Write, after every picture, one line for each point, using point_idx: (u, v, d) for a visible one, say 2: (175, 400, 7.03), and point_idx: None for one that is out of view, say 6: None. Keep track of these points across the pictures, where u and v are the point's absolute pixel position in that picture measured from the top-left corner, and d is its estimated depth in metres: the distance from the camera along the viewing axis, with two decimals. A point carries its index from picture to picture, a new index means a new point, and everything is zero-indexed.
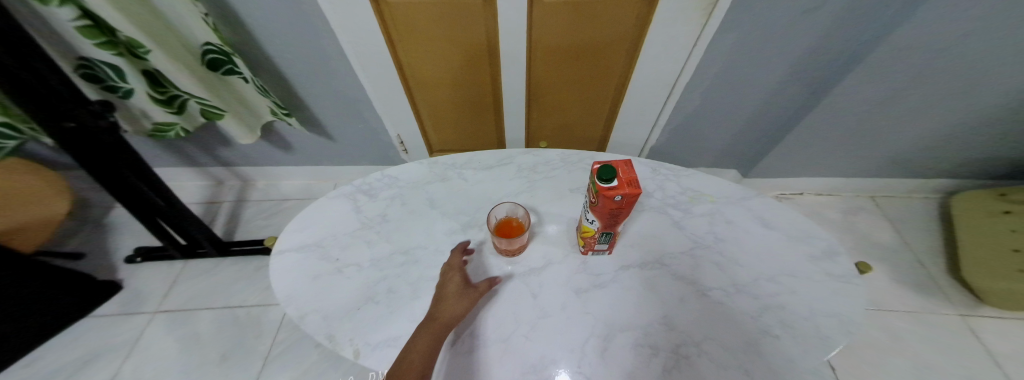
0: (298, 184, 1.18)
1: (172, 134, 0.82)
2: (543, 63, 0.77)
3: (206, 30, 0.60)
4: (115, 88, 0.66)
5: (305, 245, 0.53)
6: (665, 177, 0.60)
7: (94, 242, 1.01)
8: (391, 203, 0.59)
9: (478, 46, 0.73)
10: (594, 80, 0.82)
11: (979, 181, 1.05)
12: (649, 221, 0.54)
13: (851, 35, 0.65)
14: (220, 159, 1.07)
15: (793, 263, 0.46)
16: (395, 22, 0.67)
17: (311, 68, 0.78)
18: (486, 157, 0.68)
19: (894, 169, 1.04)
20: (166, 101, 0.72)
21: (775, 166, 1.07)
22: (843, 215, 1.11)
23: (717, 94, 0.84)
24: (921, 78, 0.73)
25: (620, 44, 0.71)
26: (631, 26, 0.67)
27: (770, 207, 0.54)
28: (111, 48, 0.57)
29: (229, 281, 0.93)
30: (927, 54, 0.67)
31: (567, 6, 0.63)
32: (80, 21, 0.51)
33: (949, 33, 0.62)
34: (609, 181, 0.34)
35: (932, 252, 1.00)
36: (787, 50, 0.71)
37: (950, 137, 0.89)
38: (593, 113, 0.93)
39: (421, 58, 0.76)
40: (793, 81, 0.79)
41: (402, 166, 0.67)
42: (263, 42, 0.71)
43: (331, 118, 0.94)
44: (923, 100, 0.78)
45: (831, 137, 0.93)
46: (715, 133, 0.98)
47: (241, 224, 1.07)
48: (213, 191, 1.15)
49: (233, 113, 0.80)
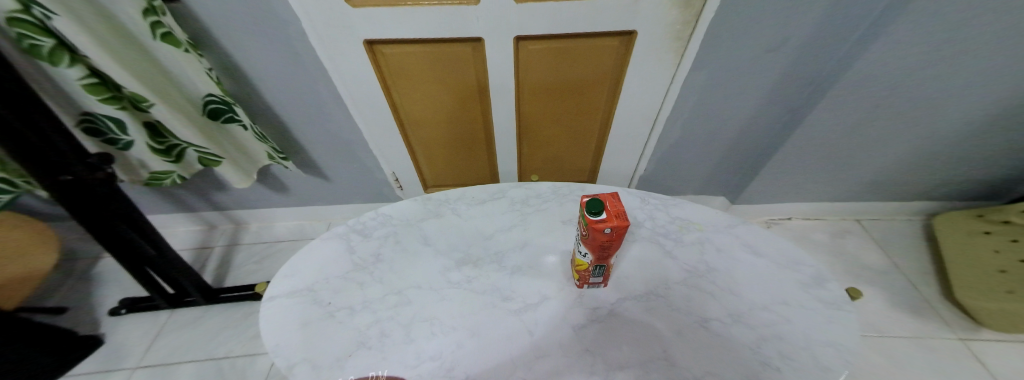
0: (292, 225, 1.17)
1: (167, 181, 0.82)
2: (531, 101, 0.82)
3: (209, 82, 0.64)
4: (115, 141, 0.68)
5: (296, 290, 0.52)
6: (654, 207, 0.62)
7: (77, 295, 0.97)
8: (385, 242, 0.60)
9: (470, 86, 0.77)
10: (581, 115, 0.86)
11: (954, 202, 1.10)
12: (641, 250, 0.55)
13: (812, 66, 0.72)
14: (215, 204, 1.07)
15: (785, 290, 0.47)
16: (391, 68, 0.72)
17: (310, 112, 0.81)
18: (478, 192, 0.70)
19: (874, 192, 1.09)
20: (165, 150, 0.73)
21: (760, 192, 1.11)
22: (831, 238, 1.13)
23: (697, 125, 0.89)
24: (882, 104, 0.78)
25: (602, 82, 0.77)
26: (611, 66, 0.73)
27: (757, 234, 0.56)
28: (115, 102, 0.60)
29: (214, 331, 0.89)
30: (880, 83, 0.73)
31: (550, 48, 0.69)
32: (87, 80, 0.55)
33: (895, 61, 0.69)
34: (597, 214, 0.36)
35: (922, 274, 1.01)
36: (757, 83, 0.77)
37: (919, 160, 0.94)
38: (582, 146, 0.97)
39: (415, 100, 0.80)
40: (766, 111, 0.84)
41: (396, 204, 0.68)
42: (265, 90, 0.75)
43: (327, 159, 0.96)
44: (888, 124, 0.83)
45: (808, 162, 0.97)
46: (699, 162, 1.03)
47: (232, 269, 1.05)
48: (205, 236, 1.13)
49: (230, 160, 0.81)
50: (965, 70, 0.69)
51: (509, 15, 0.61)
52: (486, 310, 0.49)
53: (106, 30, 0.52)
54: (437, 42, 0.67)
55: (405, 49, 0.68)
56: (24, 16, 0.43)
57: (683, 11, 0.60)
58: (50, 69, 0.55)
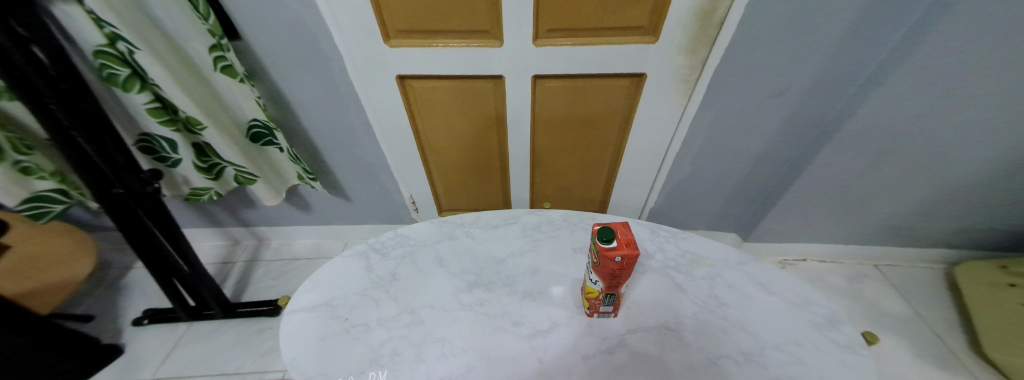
0: (310, 243, 1.21)
1: (205, 197, 0.87)
2: (546, 132, 0.86)
3: (256, 108, 0.71)
4: (165, 159, 0.75)
5: (315, 305, 0.54)
6: (664, 239, 0.64)
7: (105, 303, 1.00)
8: (401, 262, 0.62)
9: (488, 117, 0.83)
10: (592, 147, 0.90)
11: (974, 252, 1.08)
12: (651, 282, 0.56)
13: (816, 109, 0.76)
14: (242, 220, 1.12)
15: (799, 331, 0.46)
16: (417, 99, 0.78)
17: (341, 138, 0.88)
18: (492, 217, 0.73)
19: (890, 237, 1.07)
20: (207, 168, 0.79)
21: (772, 231, 1.11)
22: (849, 282, 1.10)
23: (706, 161, 0.92)
24: (887, 148, 0.81)
25: (613, 117, 0.81)
26: (622, 103, 0.78)
27: (768, 272, 0.56)
28: (171, 124, 0.67)
29: (227, 346, 0.90)
30: (883, 126, 0.76)
31: (565, 86, 0.75)
32: (150, 104, 0.62)
33: (895, 107, 0.72)
34: (608, 242, 0.38)
35: (948, 325, 0.97)
36: (764, 125, 0.81)
37: (932, 206, 0.94)
38: (593, 177, 0.99)
39: (436, 128, 0.86)
40: (774, 151, 0.87)
41: (414, 225, 0.71)
42: (303, 117, 0.82)
43: (351, 181, 1.01)
44: (898, 166, 0.85)
45: (819, 202, 0.98)
46: (709, 198, 1.04)
47: (250, 285, 1.08)
48: (228, 251, 1.17)
49: (264, 179, 0.87)
50: (963, 117, 0.72)
51: (529, 57, 0.67)
52: (496, 334, 0.49)
53: (177, 63, 0.60)
54: (461, 78, 0.74)
55: (431, 84, 0.75)
56: (108, 49, 0.53)
57: (688, 57, 0.66)
58: (122, 96, 0.62)
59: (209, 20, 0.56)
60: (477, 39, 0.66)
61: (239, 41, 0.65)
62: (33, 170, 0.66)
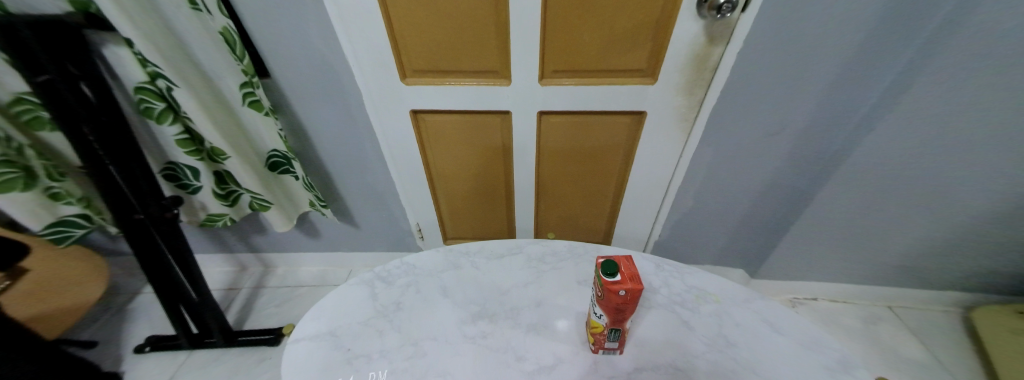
0: (315, 270, 1.21)
1: (219, 224, 0.89)
2: (550, 164, 0.89)
3: (277, 140, 0.75)
4: (186, 186, 0.78)
5: (319, 334, 0.54)
6: (669, 274, 0.64)
7: (109, 329, 1.00)
8: (405, 291, 0.63)
9: (495, 149, 0.86)
10: (596, 179, 0.92)
11: (989, 296, 1.05)
12: (656, 318, 0.55)
13: (814, 148, 0.78)
14: (251, 246, 1.13)
15: (812, 376, 0.45)
16: (428, 132, 0.83)
17: (354, 168, 0.91)
18: (497, 246, 0.74)
19: (900, 278, 1.06)
20: (224, 195, 0.82)
21: (780, 268, 1.10)
22: (863, 324, 1.07)
23: (708, 196, 0.93)
24: (887, 186, 0.82)
25: (616, 151, 0.84)
26: (624, 138, 0.81)
27: (777, 311, 0.55)
28: (196, 154, 0.71)
29: (224, 377, 0.88)
30: (881, 163, 0.78)
31: (569, 122, 0.78)
32: (180, 135, 0.66)
33: (889, 146, 0.75)
34: (612, 275, 0.39)
35: (972, 373, 0.93)
36: (764, 163, 0.83)
37: (940, 246, 0.94)
38: (597, 208, 1.00)
39: (445, 159, 0.89)
40: (775, 187, 0.89)
41: (419, 254, 0.72)
42: (320, 147, 0.86)
43: (361, 209, 1.04)
44: (899, 204, 0.86)
45: (825, 239, 0.98)
46: (714, 234, 1.05)
47: (253, 312, 1.07)
48: (234, 277, 1.18)
49: (279, 206, 0.89)
50: (958, 157, 0.74)
51: (536, 95, 0.72)
52: (499, 369, 0.49)
53: (210, 98, 0.65)
54: (471, 113, 0.78)
55: (443, 118, 0.79)
56: (150, 86, 0.60)
57: (686, 98, 0.70)
58: (155, 128, 0.67)
59: (244, 61, 0.62)
60: (488, 78, 0.71)
61: (268, 78, 0.71)
62: (62, 196, 0.69)
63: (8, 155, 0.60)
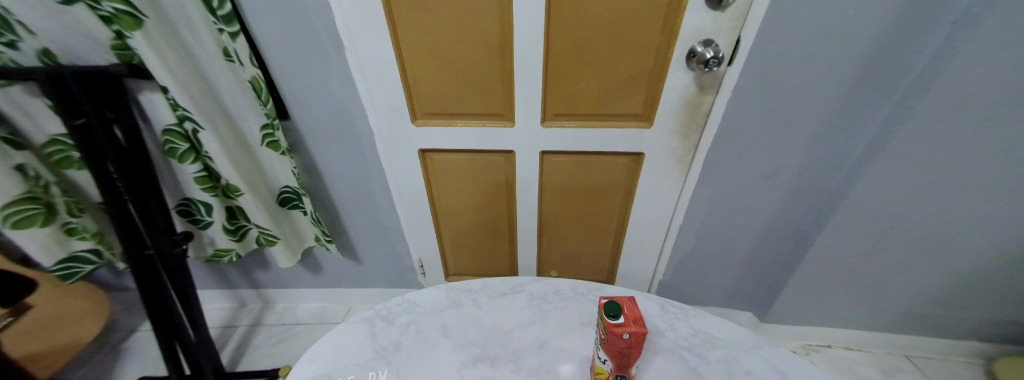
0: (313, 307, 1.19)
1: (225, 259, 0.89)
2: (552, 201, 0.91)
3: (290, 177, 0.78)
4: (198, 221, 0.80)
5: (316, 376, 0.53)
6: (675, 316, 0.63)
7: (99, 368, 0.97)
8: (405, 331, 0.62)
9: (499, 186, 0.89)
10: (598, 216, 0.93)
11: (1010, 347, 1.01)
12: (663, 364, 0.54)
13: (809, 191, 0.81)
14: (252, 281, 1.13)
15: None
16: (434, 170, 0.86)
17: (361, 204, 0.93)
18: (500, 284, 0.74)
19: (914, 325, 1.02)
20: (233, 230, 0.83)
21: (789, 312, 1.07)
22: (883, 376, 1.02)
23: (709, 237, 0.94)
24: (890, 228, 0.83)
25: (617, 190, 0.86)
26: (624, 178, 0.84)
27: (787, 359, 0.53)
28: (212, 190, 0.74)
29: None
30: (878, 206, 0.80)
31: (570, 161, 0.82)
32: (199, 173, 0.70)
33: (883, 189, 0.77)
34: (615, 317, 0.39)
35: None
36: (762, 204, 0.85)
37: (950, 292, 0.92)
38: (599, 246, 1.01)
39: (450, 195, 0.92)
40: (776, 228, 0.89)
41: (421, 291, 0.72)
42: (331, 184, 0.89)
43: (365, 245, 1.04)
44: (900, 248, 0.86)
45: (832, 282, 0.97)
46: (719, 275, 1.04)
47: (247, 353, 1.04)
48: (232, 314, 1.16)
49: (285, 241, 0.90)
50: (954, 202, 0.75)
51: (539, 137, 0.76)
52: None
53: (232, 139, 0.69)
54: (477, 153, 0.82)
55: (450, 157, 0.83)
56: (176, 128, 0.66)
57: (682, 140, 0.74)
58: (177, 166, 0.71)
59: (267, 105, 0.66)
60: (493, 120, 0.75)
61: (288, 120, 0.76)
62: (78, 231, 0.72)
63: (32, 191, 0.63)
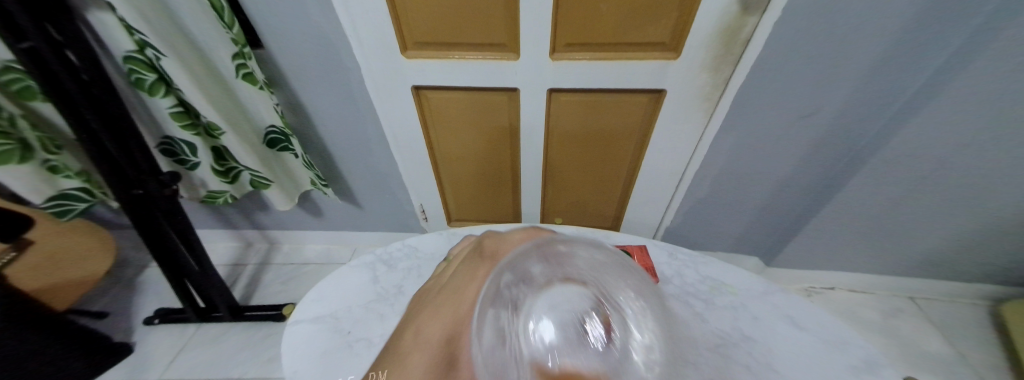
0: (320, 249, 1.22)
1: (221, 200, 0.88)
2: (560, 146, 0.85)
3: (274, 116, 0.72)
4: (185, 161, 0.77)
5: (319, 316, 0.54)
6: (683, 263, 0.61)
7: (120, 301, 1.04)
8: (407, 275, 0.61)
9: (502, 129, 0.82)
10: (608, 163, 0.87)
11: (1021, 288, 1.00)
12: (669, 309, 0.52)
13: (847, 135, 0.72)
14: (254, 223, 1.13)
15: (831, 374, 0.42)
16: (431, 111, 0.79)
17: (354, 146, 0.88)
18: (502, 231, 0.71)
19: (926, 268, 1.01)
20: (224, 172, 0.80)
21: (799, 255, 1.06)
22: (883, 317, 1.04)
23: (727, 182, 0.88)
24: (933, 168, 0.77)
25: (631, 133, 0.79)
26: (640, 121, 0.76)
27: (797, 306, 0.52)
28: (192, 128, 0.69)
29: (231, 352, 0.91)
30: (923, 145, 0.73)
31: (580, 101, 0.73)
32: (175, 108, 0.64)
33: (935, 124, 0.69)
34: None
35: (998, 370, 0.90)
36: (790, 149, 0.77)
37: (975, 236, 0.90)
38: (607, 194, 0.97)
39: (450, 139, 0.85)
40: (802, 174, 0.83)
41: (423, 236, 0.70)
42: (319, 125, 0.83)
43: (364, 190, 1.02)
44: (937, 190, 0.81)
45: (852, 226, 0.94)
46: (729, 222, 1.01)
47: (259, 289, 1.09)
48: (240, 253, 1.19)
49: (279, 184, 0.88)
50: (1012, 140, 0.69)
51: (546, 73, 0.67)
52: None
53: (202, 70, 0.62)
54: (476, 91, 0.73)
55: (447, 95, 0.75)
56: (138, 55, 0.57)
57: (712, 75, 0.64)
58: (149, 101, 0.65)
59: (233, 28, 0.57)
60: (493, 52, 0.66)
61: (261, 49, 0.67)
62: (60, 169, 0.69)
63: None
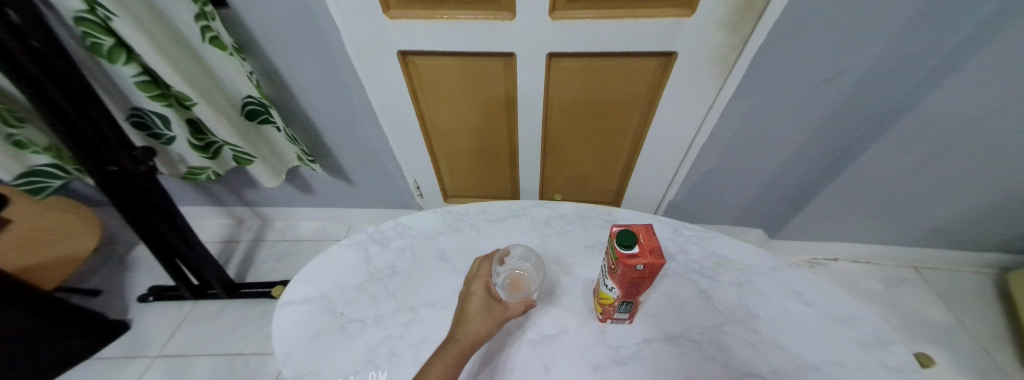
0: (314, 225, 1.20)
1: (203, 177, 0.85)
2: (560, 117, 0.79)
3: (250, 85, 0.67)
4: (159, 135, 0.73)
5: (310, 297, 0.52)
6: (688, 239, 0.58)
7: (114, 279, 1.05)
8: (401, 254, 0.59)
9: (498, 99, 0.76)
10: (610, 135, 0.82)
11: None
12: (671, 287, 0.50)
13: (869, 102, 0.67)
14: (243, 199, 1.11)
15: (836, 349, 0.40)
16: (420, 79, 0.73)
17: (339, 119, 0.83)
18: (498, 208, 0.68)
19: (935, 238, 0.99)
20: (203, 147, 0.77)
21: (803, 229, 1.04)
22: (885, 287, 1.03)
23: (736, 153, 0.84)
24: (961, 139, 0.71)
25: (636, 102, 0.73)
26: (647, 88, 0.70)
27: (803, 280, 0.49)
28: (162, 99, 0.64)
29: (230, 327, 0.93)
30: (949, 117, 0.67)
31: (583, 66, 0.67)
32: (139, 77, 0.59)
33: (965, 94, 0.62)
34: (628, 248, 0.32)
35: (996, 337, 0.90)
36: (805, 118, 0.72)
37: (994, 208, 0.86)
38: (608, 168, 0.93)
39: (442, 110, 0.80)
40: (816, 144, 0.78)
41: (415, 214, 0.67)
42: (299, 95, 0.77)
43: (354, 165, 0.98)
44: (958, 162, 0.76)
45: (861, 200, 0.90)
46: (734, 194, 0.97)
47: (254, 266, 1.09)
48: (233, 230, 1.19)
49: (263, 159, 0.84)
50: None
51: (544, 34, 0.60)
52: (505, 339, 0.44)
53: (162, 33, 0.56)
54: (467, 56, 0.67)
55: (435, 62, 0.68)
56: (89, 16, 0.49)
57: (729, 35, 0.57)
58: (109, 68, 0.59)
59: None
60: (484, 11, 0.58)
61: (227, 9, 0.60)
62: (26, 145, 0.67)
63: None
